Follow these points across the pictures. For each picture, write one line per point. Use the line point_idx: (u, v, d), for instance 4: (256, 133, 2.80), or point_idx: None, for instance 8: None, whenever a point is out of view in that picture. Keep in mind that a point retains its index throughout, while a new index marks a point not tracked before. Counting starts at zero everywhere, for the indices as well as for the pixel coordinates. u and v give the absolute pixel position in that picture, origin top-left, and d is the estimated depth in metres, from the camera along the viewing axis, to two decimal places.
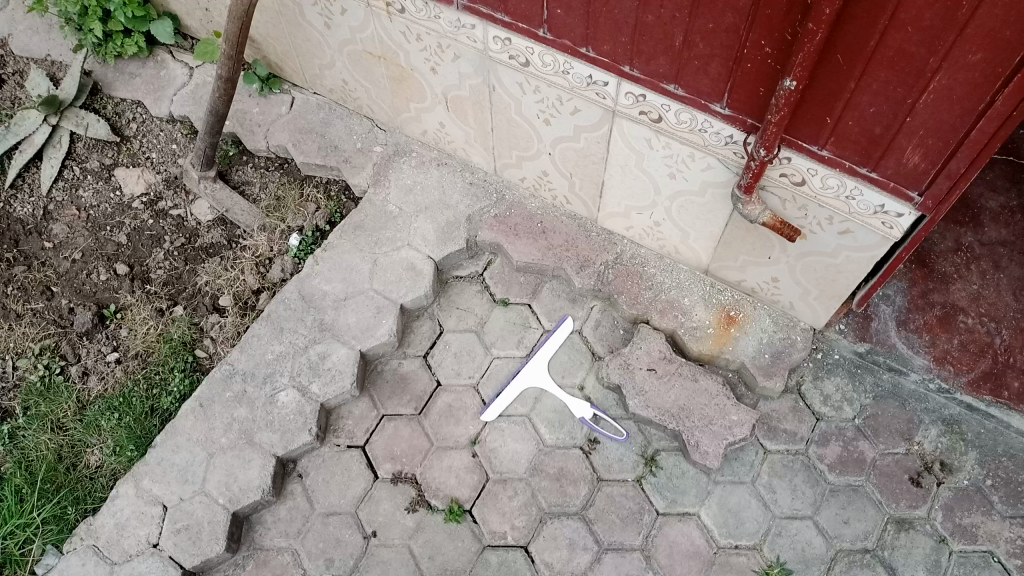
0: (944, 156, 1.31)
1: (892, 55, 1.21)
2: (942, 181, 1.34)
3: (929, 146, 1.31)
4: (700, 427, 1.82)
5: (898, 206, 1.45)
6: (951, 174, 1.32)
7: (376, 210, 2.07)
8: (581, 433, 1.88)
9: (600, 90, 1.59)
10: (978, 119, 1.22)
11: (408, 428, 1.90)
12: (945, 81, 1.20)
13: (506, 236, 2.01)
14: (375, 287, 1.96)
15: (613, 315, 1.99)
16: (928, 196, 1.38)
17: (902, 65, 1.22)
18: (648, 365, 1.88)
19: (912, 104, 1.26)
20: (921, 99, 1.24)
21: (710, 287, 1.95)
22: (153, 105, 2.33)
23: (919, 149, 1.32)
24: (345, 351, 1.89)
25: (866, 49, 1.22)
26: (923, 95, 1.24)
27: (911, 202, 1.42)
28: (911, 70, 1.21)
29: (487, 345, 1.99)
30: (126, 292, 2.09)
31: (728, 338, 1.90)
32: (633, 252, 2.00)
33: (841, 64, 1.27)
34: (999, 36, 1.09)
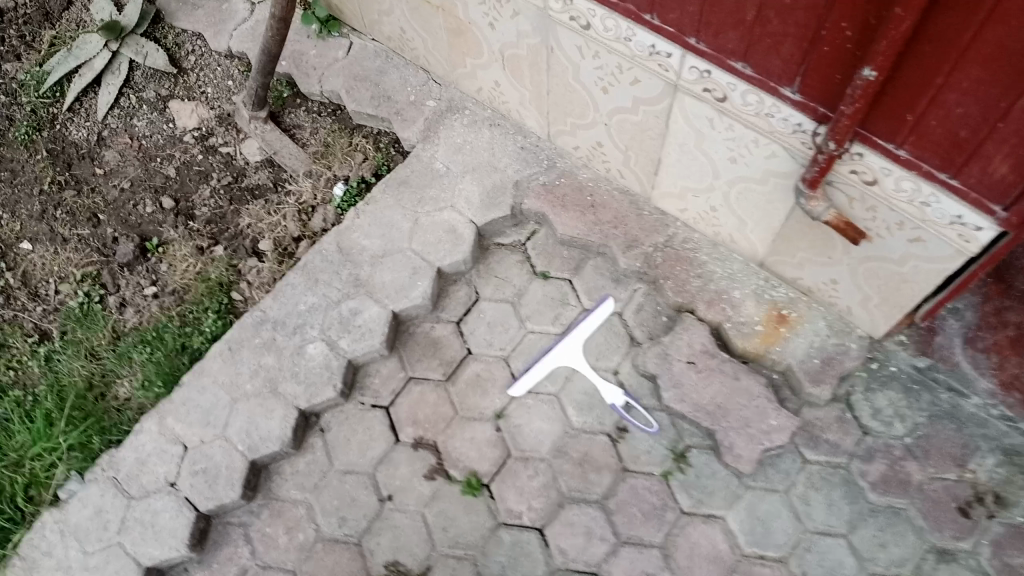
0: None
1: (988, 51, 1.07)
2: None
3: (1021, 157, 1.16)
4: (736, 428, 1.73)
5: (977, 219, 1.31)
6: None
7: (423, 166, 2.00)
8: (610, 420, 1.82)
9: (663, 62, 1.48)
10: None
11: (434, 394, 1.86)
12: None
13: (553, 207, 1.93)
14: (413, 247, 1.91)
15: (657, 300, 1.89)
16: (1013, 212, 1.24)
17: (999, 63, 1.08)
18: (688, 357, 1.79)
19: (1006, 108, 1.12)
20: (1017, 103, 1.10)
21: (764, 281, 1.83)
22: (212, 38, 2.29)
23: (1009, 160, 1.18)
24: (377, 311, 1.85)
25: (960, 42, 1.09)
26: (1019, 99, 1.10)
27: (993, 216, 1.28)
28: (1008, 69, 1.07)
29: (522, 318, 1.93)
30: (171, 227, 2.09)
31: (777, 337, 1.79)
32: (686, 236, 1.89)
33: (930, 56, 1.14)
34: None
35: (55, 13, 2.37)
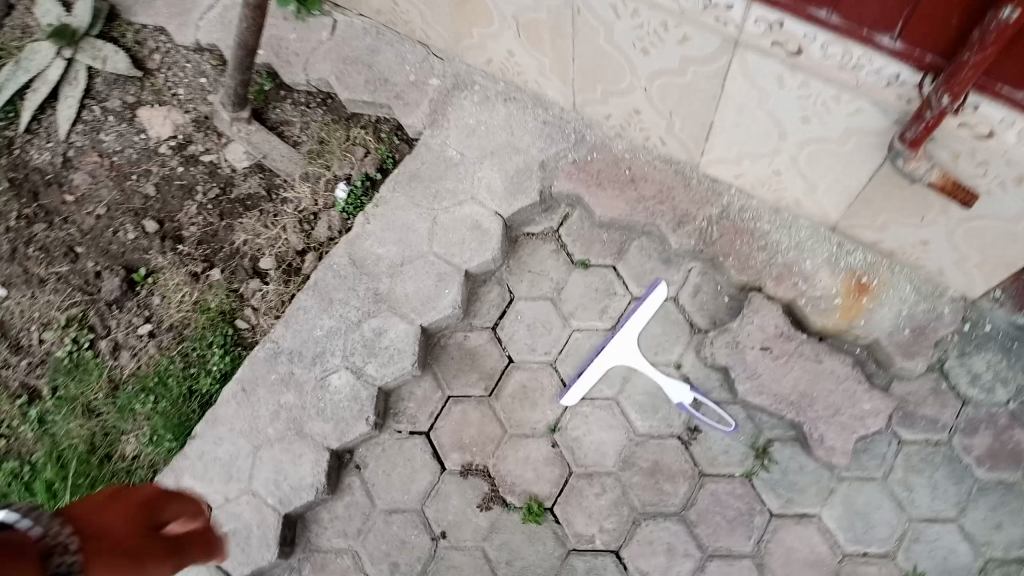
0: None
1: None
2: None
3: None
4: (825, 418, 1.54)
5: None
6: None
7: (434, 156, 1.77)
8: (679, 420, 1.62)
9: (722, 15, 1.24)
10: None
11: (477, 412, 1.66)
12: None
13: (587, 186, 1.72)
14: (435, 250, 1.69)
15: (716, 280, 1.70)
16: None
17: None
18: (762, 343, 1.58)
19: None
20: None
21: (837, 248, 1.61)
22: (177, 31, 2.01)
23: None
24: (404, 328, 1.64)
25: None
26: None
27: None
28: None
29: (566, 316, 1.73)
30: (158, 253, 1.87)
31: (858, 310, 1.58)
32: (743, 204, 1.66)
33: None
34: None
35: None
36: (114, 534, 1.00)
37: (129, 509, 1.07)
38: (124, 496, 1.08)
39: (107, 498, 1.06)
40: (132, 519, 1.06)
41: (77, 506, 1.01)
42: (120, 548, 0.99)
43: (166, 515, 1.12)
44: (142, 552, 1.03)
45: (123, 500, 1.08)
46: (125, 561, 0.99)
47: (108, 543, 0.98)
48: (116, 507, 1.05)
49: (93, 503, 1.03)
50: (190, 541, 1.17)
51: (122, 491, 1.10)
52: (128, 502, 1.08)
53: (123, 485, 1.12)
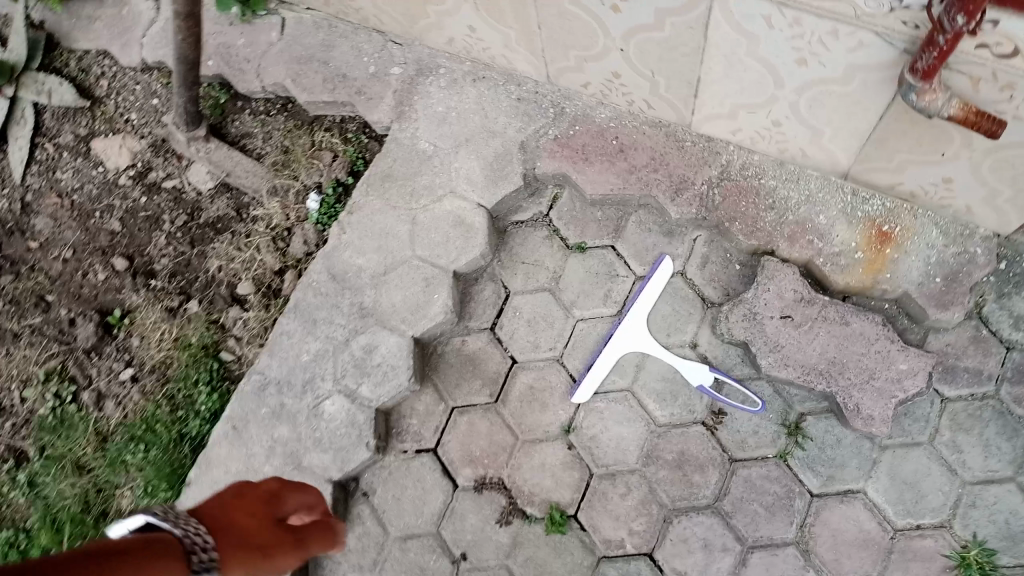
0: None
1: None
2: None
3: None
4: (859, 385, 1.41)
5: None
6: None
7: (405, 151, 1.64)
8: (701, 404, 1.50)
9: None
10: None
11: (485, 421, 1.54)
12: None
13: (573, 162, 1.58)
14: (419, 253, 1.56)
15: (724, 247, 1.56)
16: None
17: None
18: (782, 311, 1.45)
19: None
20: None
21: (852, 197, 1.47)
22: (121, 52, 1.89)
23: None
24: (396, 340, 1.52)
25: None
26: None
27: None
28: None
29: (567, 305, 1.60)
30: (131, 291, 1.76)
31: (882, 262, 1.45)
32: (744, 161, 1.53)
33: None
34: None
35: None
36: (224, 536, 0.91)
37: (245, 507, 0.98)
38: (241, 495, 1.00)
39: (232, 496, 0.99)
40: (252, 516, 0.97)
41: (203, 516, 0.94)
42: (231, 549, 0.90)
43: (291, 507, 1.02)
44: (260, 545, 0.93)
45: (240, 498, 0.99)
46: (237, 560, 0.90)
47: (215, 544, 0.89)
48: (236, 510, 0.96)
49: (217, 505, 0.97)
50: (324, 536, 1.02)
51: (243, 489, 1.02)
52: (244, 500, 0.99)
53: (243, 481, 1.04)
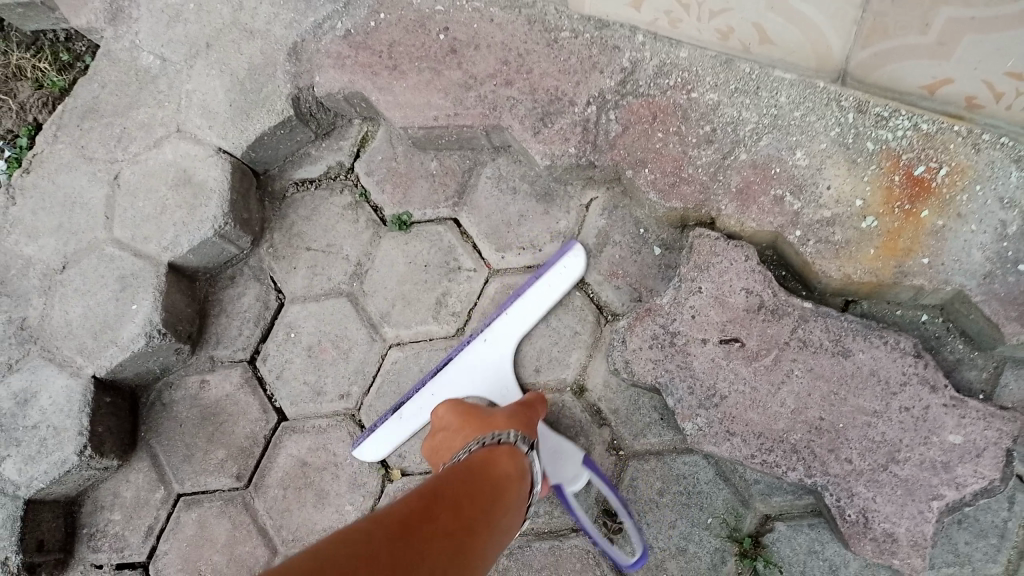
0: None
1: None
2: None
3: None
4: (866, 475, 0.74)
5: None
6: None
7: (119, 71, 1.00)
8: (587, 499, 0.85)
9: None
10: None
11: (228, 519, 0.92)
12: None
13: (375, 79, 0.91)
14: (117, 237, 0.93)
15: (633, 216, 0.89)
16: None
17: None
18: (723, 332, 0.77)
19: None
20: None
21: (855, 114, 0.78)
22: None
23: None
24: (64, 385, 0.89)
25: None
26: None
27: None
28: None
29: (374, 322, 0.94)
30: None
31: (914, 236, 0.76)
32: (662, 60, 0.84)
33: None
34: None
35: None
36: (495, 420, 0.78)
37: (457, 416, 0.80)
38: (447, 425, 0.80)
39: (443, 425, 0.81)
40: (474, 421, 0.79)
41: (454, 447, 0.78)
42: (510, 419, 0.78)
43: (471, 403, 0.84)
44: (529, 415, 0.80)
45: (445, 413, 0.81)
46: (525, 426, 0.78)
47: (495, 424, 0.77)
48: (458, 427, 0.79)
49: (446, 439, 0.79)
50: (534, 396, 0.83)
51: (440, 422, 0.82)
52: (455, 419, 0.80)
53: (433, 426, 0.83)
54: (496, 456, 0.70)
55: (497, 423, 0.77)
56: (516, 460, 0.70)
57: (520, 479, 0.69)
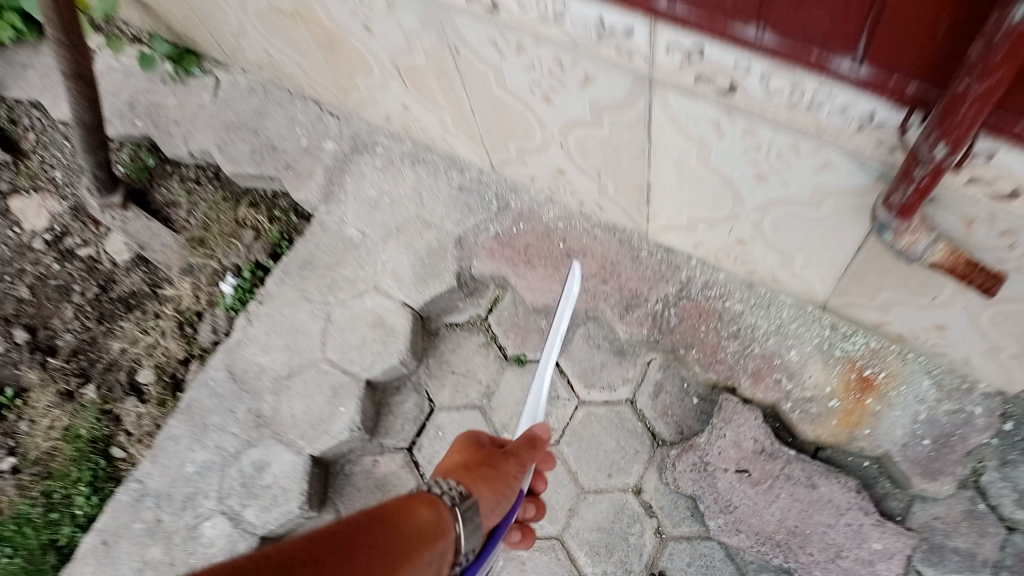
0: None
1: None
2: None
3: None
4: (822, 563, 1.19)
5: None
6: None
7: (330, 237, 1.44)
8: (639, 563, 1.29)
9: (622, 45, 0.86)
10: None
11: None
12: None
13: (514, 265, 1.37)
14: (329, 357, 1.37)
15: (680, 375, 1.34)
16: None
17: None
18: (737, 464, 1.24)
19: None
20: None
21: (829, 331, 1.22)
22: (51, 105, 1.73)
23: None
24: (291, 459, 1.32)
25: None
26: None
27: None
28: None
29: (497, 430, 1.37)
30: (27, 367, 1.59)
31: (861, 415, 1.21)
32: (707, 278, 1.29)
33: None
34: None
35: None
36: (458, 468, 0.97)
37: (458, 448, 1.04)
38: (455, 456, 1.03)
39: (453, 457, 1.03)
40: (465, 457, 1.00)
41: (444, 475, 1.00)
42: (428, 509, 0.86)
43: (487, 439, 1.05)
44: (476, 480, 0.93)
45: (454, 446, 1.06)
46: (474, 480, 0.93)
47: (455, 470, 0.96)
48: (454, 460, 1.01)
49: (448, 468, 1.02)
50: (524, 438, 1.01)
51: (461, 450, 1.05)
52: (462, 453, 1.03)
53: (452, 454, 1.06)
54: (415, 502, 0.85)
55: (457, 471, 0.96)
56: (432, 509, 0.85)
57: (436, 524, 0.84)
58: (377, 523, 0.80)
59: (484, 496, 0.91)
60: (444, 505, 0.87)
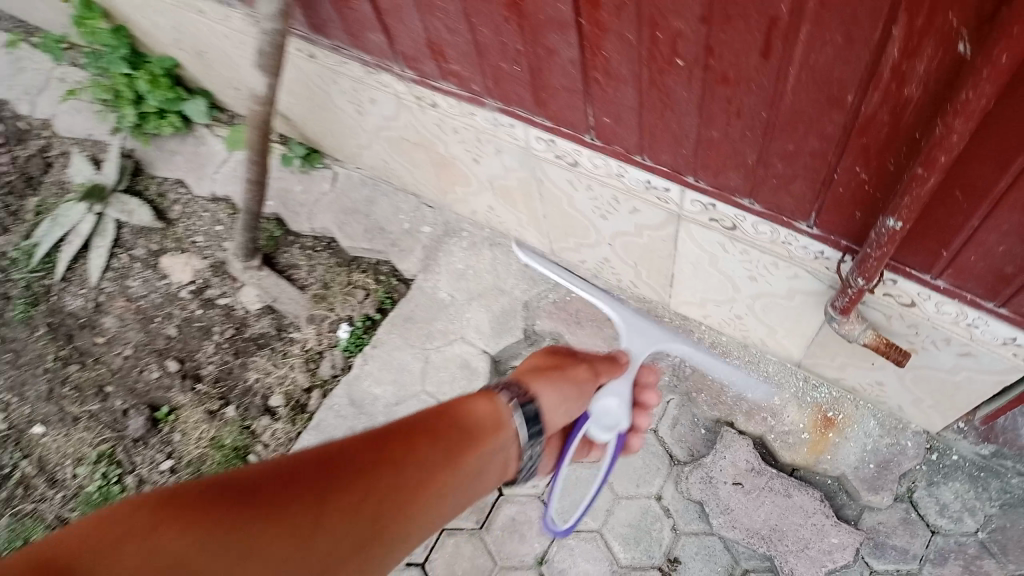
0: (1007, 289, 1.08)
1: (950, 195, 0.97)
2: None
3: (1006, 273, 1.04)
4: (795, 551, 1.61)
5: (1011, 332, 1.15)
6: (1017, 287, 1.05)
7: (426, 298, 1.91)
8: (659, 551, 1.67)
9: (662, 195, 1.33)
10: (962, 252, 1.05)
11: (469, 545, 1.75)
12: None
13: (567, 325, 1.81)
14: (428, 389, 1.80)
15: (693, 412, 1.78)
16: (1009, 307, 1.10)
17: (947, 218, 1.01)
18: (734, 478, 1.69)
19: (1006, 227, 0.96)
20: (983, 222, 0.97)
21: (803, 382, 1.72)
22: (196, 184, 2.23)
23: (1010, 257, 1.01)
24: None
25: (955, 177, 0.93)
26: (986, 218, 0.97)
27: (992, 313, 1.14)
28: (961, 210, 0.98)
29: None
30: (179, 391, 2.02)
31: (825, 444, 1.68)
32: (713, 339, 1.78)
33: (981, 170, 0.90)
34: None
35: (37, 177, 2.30)
36: (528, 372, 1.18)
37: (542, 355, 1.27)
38: (529, 369, 1.21)
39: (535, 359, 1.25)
40: (545, 362, 1.22)
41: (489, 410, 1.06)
42: (487, 401, 1.07)
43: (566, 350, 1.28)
44: (540, 381, 1.14)
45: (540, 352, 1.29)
46: (533, 380, 1.14)
47: (527, 373, 1.18)
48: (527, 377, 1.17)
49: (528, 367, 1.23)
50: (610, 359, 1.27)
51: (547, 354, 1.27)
52: (543, 358, 1.24)
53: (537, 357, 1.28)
54: (475, 397, 1.07)
55: (528, 374, 1.17)
56: (489, 404, 1.07)
57: (488, 415, 1.05)
58: (442, 415, 1.02)
59: (545, 396, 1.12)
60: (505, 398, 1.09)
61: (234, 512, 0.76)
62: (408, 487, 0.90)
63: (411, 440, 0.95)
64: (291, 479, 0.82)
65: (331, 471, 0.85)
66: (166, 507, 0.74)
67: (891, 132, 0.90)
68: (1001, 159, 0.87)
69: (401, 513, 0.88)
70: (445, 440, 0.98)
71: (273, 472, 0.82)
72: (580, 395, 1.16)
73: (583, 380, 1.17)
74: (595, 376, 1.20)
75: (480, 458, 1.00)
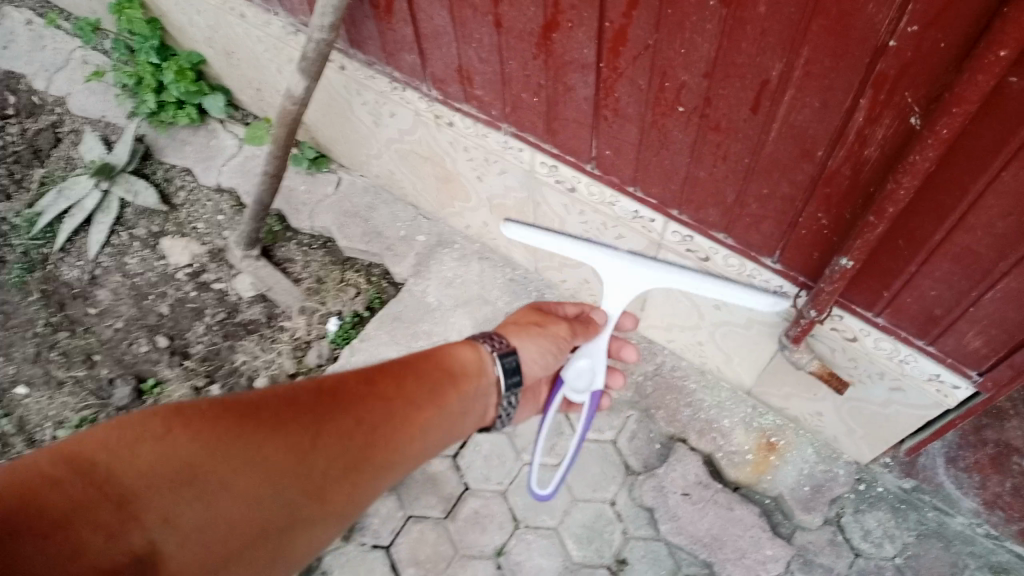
0: (934, 331, 1.28)
1: (894, 242, 1.16)
2: (947, 340, 1.27)
3: (933, 315, 1.24)
4: (733, 560, 1.76)
5: (934, 367, 1.34)
6: (943, 327, 1.25)
7: (414, 301, 2.05)
8: (609, 551, 1.81)
9: (646, 225, 1.52)
10: (900, 293, 1.25)
11: (433, 532, 1.87)
12: (957, 248, 1.10)
13: None
14: None
15: (650, 428, 1.96)
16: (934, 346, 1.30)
17: (889, 261, 1.21)
18: (682, 489, 1.86)
19: (938, 273, 1.16)
20: (921, 268, 1.17)
21: (752, 409, 1.93)
22: (202, 173, 2.36)
23: (938, 302, 1.21)
24: None
25: (900, 225, 1.13)
26: (922, 265, 1.16)
27: (920, 351, 1.34)
28: (902, 255, 1.18)
29: (518, 449, 1.98)
30: (165, 366, 2.06)
31: (766, 465, 1.86)
32: (673, 363, 2.03)
33: (921, 223, 1.10)
34: (968, 261, 1.10)
35: (44, 150, 2.44)
36: (509, 326, 1.26)
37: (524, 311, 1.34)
38: (513, 321, 1.28)
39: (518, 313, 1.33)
40: (524, 318, 1.29)
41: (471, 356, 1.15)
42: (471, 349, 1.16)
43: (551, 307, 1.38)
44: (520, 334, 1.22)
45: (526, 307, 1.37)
46: (514, 333, 1.23)
47: (508, 327, 1.26)
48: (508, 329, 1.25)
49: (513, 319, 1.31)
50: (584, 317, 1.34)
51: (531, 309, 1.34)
52: (525, 312, 1.32)
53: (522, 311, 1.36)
54: (459, 344, 1.15)
55: (510, 327, 1.25)
56: (470, 351, 1.15)
57: (470, 361, 1.14)
58: (431, 358, 1.11)
59: (526, 349, 1.20)
60: (487, 348, 1.17)
61: (234, 430, 0.88)
62: (394, 418, 1.00)
63: (399, 379, 1.05)
64: (284, 405, 0.93)
65: (323, 400, 0.96)
66: (175, 417, 0.86)
67: (852, 184, 1.10)
68: (936, 213, 1.07)
69: (388, 441, 0.98)
70: (431, 379, 1.07)
71: (270, 396, 0.94)
72: (559, 353, 1.24)
73: (561, 338, 1.25)
74: (572, 335, 1.27)
75: (463, 399, 1.09)
